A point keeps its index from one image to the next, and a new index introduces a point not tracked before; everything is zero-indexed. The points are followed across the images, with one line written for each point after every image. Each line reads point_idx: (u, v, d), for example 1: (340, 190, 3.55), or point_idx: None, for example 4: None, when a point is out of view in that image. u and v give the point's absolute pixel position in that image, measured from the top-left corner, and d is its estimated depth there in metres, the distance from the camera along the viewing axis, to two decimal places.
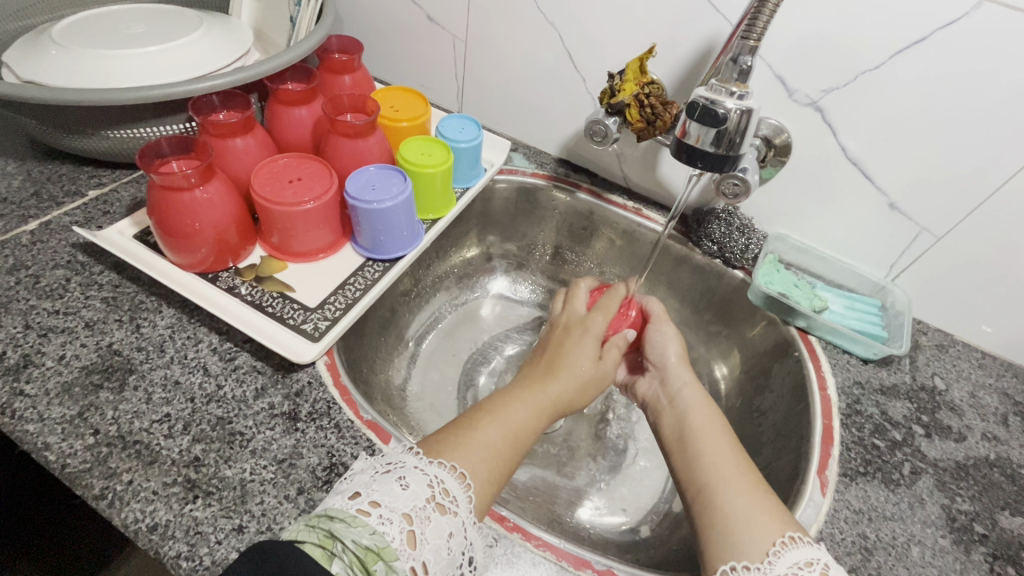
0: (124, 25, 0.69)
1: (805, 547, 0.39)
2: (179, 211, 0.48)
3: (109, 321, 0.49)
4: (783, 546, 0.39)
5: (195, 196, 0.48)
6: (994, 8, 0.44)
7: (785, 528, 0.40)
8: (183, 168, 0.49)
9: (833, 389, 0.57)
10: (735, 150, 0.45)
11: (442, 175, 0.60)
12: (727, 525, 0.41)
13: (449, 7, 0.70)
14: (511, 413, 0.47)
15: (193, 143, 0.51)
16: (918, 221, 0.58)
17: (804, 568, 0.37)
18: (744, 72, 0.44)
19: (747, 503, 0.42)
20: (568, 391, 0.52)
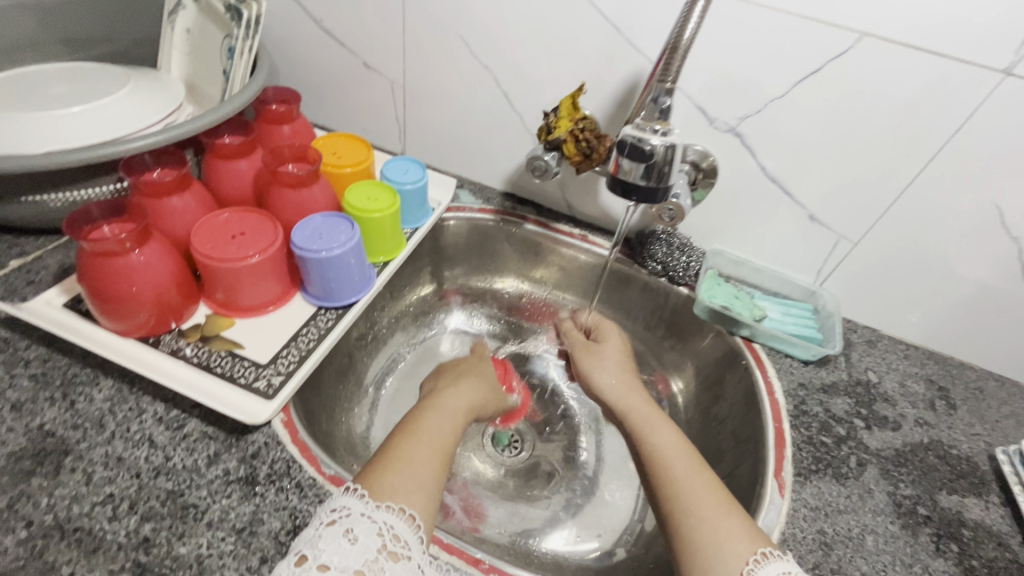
0: (44, 87, 0.67)
1: (780, 562, 0.40)
2: (114, 277, 0.46)
3: (38, 400, 0.46)
4: (756, 564, 0.40)
5: (131, 260, 0.46)
6: (874, 40, 0.50)
7: (758, 544, 0.41)
8: (117, 232, 0.48)
9: (781, 393, 0.60)
10: (665, 181, 0.47)
11: (390, 218, 0.61)
12: (708, 553, 0.41)
13: (386, 54, 0.72)
14: (426, 428, 0.47)
15: (126, 205, 0.49)
16: (835, 229, 0.63)
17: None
18: (664, 110, 0.46)
19: (720, 523, 0.43)
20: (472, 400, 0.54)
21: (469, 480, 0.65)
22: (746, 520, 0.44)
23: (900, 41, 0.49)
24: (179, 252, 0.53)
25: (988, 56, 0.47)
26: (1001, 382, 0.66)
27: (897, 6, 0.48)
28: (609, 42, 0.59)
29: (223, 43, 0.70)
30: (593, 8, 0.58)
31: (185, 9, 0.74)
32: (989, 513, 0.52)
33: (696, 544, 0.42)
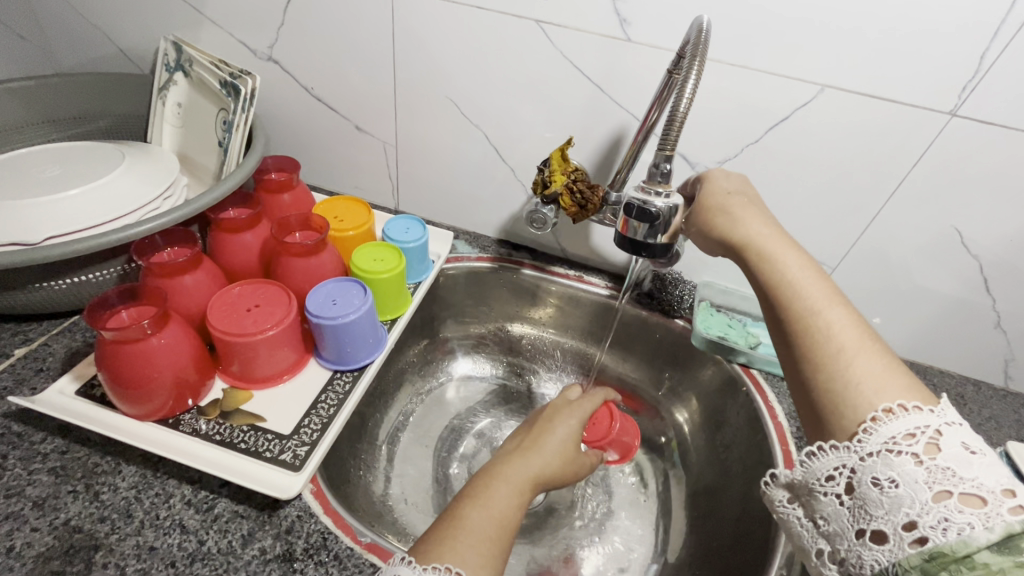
0: (38, 169, 0.67)
1: (916, 417, 0.35)
2: (135, 363, 0.46)
3: (61, 495, 0.45)
4: (875, 422, 0.36)
5: (152, 344, 0.47)
6: (834, 91, 0.55)
7: (893, 396, 0.36)
8: (135, 317, 0.48)
9: (783, 416, 0.63)
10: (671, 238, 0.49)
11: (398, 279, 0.62)
12: (849, 366, 0.38)
13: (377, 117, 0.74)
14: (495, 494, 0.47)
15: (141, 289, 0.49)
16: (815, 257, 0.68)
17: (905, 439, 0.34)
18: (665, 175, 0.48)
19: (864, 357, 0.38)
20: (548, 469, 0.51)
21: None
22: (894, 364, 0.38)
23: (857, 91, 0.55)
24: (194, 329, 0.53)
25: (936, 101, 0.53)
26: (978, 387, 0.71)
27: (852, 61, 0.53)
28: (593, 100, 0.63)
29: (217, 117, 0.72)
30: (576, 70, 0.61)
31: (177, 85, 0.76)
32: None
33: (839, 353, 0.39)
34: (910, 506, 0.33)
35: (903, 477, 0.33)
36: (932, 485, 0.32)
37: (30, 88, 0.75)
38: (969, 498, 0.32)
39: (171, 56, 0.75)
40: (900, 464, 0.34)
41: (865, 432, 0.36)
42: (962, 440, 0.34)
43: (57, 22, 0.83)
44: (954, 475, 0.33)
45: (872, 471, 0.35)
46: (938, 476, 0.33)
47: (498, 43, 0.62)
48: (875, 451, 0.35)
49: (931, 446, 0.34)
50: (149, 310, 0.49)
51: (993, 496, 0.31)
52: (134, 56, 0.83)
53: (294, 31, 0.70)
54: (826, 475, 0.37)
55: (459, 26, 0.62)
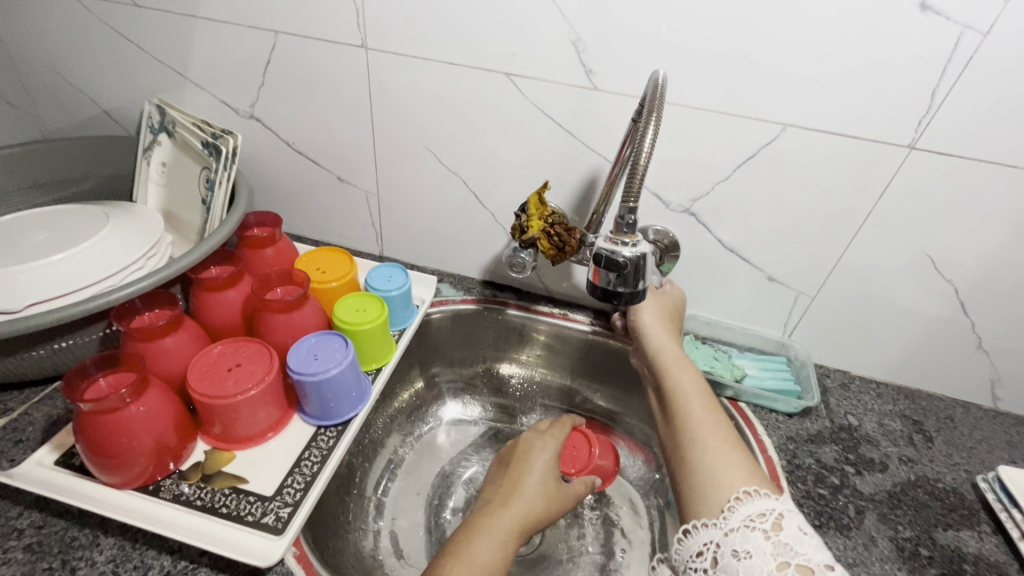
0: (24, 235, 0.68)
1: (765, 499, 0.43)
2: (114, 432, 0.46)
3: (37, 573, 0.44)
4: (737, 502, 0.44)
5: (131, 412, 0.46)
6: (796, 129, 0.57)
7: (745, 485, 0.45)
8: (115, 385, 0.48)
9: (773, 449, 0.62)
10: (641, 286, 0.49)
11: (381, 329, 0.63)
12: (699, 460, 0.49)
13: (358, 168, 0.76)
14: (476, 548, 0.47)
15: (121, 355, 0.50)
16: (793, 287, 0.68)
17: (756, 518, 0.42)
18: (631, 226, 0.48)
19: (715, 455, 0.48)
20: (534, 506, 0.53)
21: None
22: (750, 461, 0.48)
23: (818, 128, 0.56)
24: (175, 392, 0.53)
25: (893, 135, 0.55)
26: (967, 409, 0.71)
27: (811, 101, 0.55)
28: (564, 146, 0.65)
29: (200, 175, 0.73)
30: (548, 119, 0.63)
31: (161, 145, 0.78)
32: (984, 544, 0.55)
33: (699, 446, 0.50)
34: (760, 573, 0.39)
35: (756, 549, 0.40)
36: (775, 557, 0.39)
37: (13, 155, 0.77)
38: (803, 567, 0.39)
39: (155, 118, 0.77)
40: (753, 539, 0.41)
41: (729, 510, 0.44)
42: (799, 524, 0.41)
43: (43, 89, 0.85)
44: (793, 549, 0.40)
45: (732, 543, 0.42)
46: (781, 549, 0.40)
47: (470, 95, 0.64)
48: (734, 526, 0.42)
49: (776, 525, 0.42)
50: (128, 376, 0.49)
51: (819, 569, 0.38)
52: (118, 117, 0.85)
53: (274, 91, 0.72)
54: (699, 550, 0.44)
55: (432, 81, 0.65)
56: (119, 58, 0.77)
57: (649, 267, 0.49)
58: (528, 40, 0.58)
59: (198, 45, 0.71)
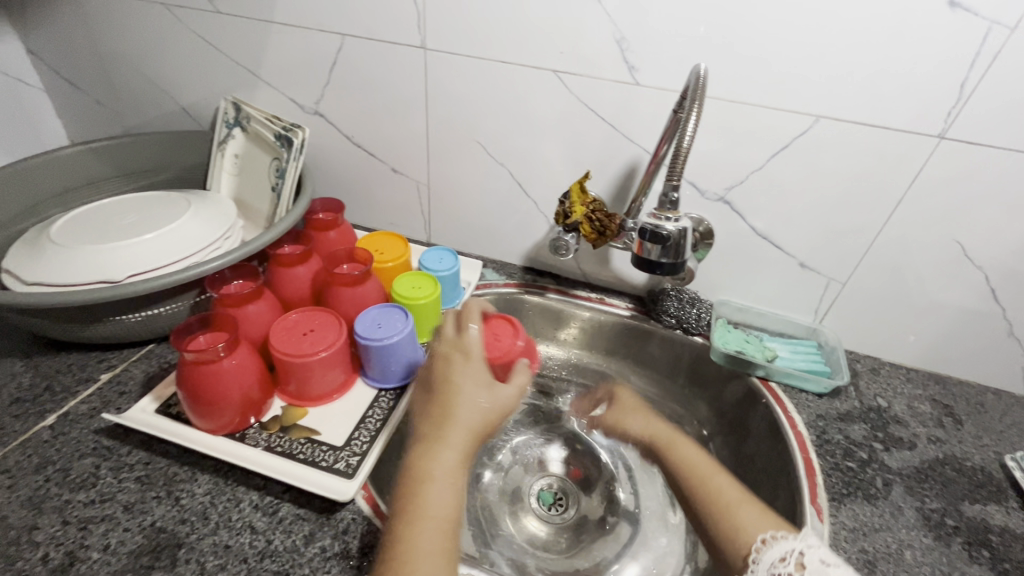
0: (117, 218, 0.75)
1: (783, 542, 0.45)
2: (211, 381, 0.53)
3: (147, 500, 0.51)
4: (760, 553, 0.45)
5: (225, 365, 0.53)
6: (828, 120, 0.60)
7: (763, 531, 0.47)
8: (211, 342, 0.55)
9: (803, 425, 0.65)
10: (681, 255, 0.54)
11: (435, 303, 0.68)
12: (717, 514, 0.51)
13: (411, 160, 0.82)
14: (431, 482, 0.43)
15: (215, 317, 0.56)
16: (825, 273, 0.71)
17: (780, 564, 0.43)
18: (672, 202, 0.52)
19: (731, 506, 0.51)
20: (473, 422, 0.47)
21: (523, 543, 0.70)
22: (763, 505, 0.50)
23: (849, 120, 0.60)
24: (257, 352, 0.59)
25: (923, 126, 0.58)
26: (998, 396, 0.72)
27: (843, 94, 0.58)
28: (606, 138, 0.70)
29: (271, 165, 0.80)
30: (592, 113, 0.68)
31: (235, 139, 0.85)
32: (1011, 518, 0.57)
33: (712, 502, 0.52)
34: None
35: None
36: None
37: (107, 147, 0.86)
38: None
39: (229, 114, 0.85)
40: None
41: (754, 563, 0.45)
42: (820, 556, 0.43)
43: (128, 87, 0.94)
44: None
45: None
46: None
47: (519, 92, 0.70)
48: None
49: (799, 565, 0.43)
50: (222, 335, 0.56)
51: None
52: (194, 113, 0.93)
53: (338, 89, 0.79)
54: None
55: (484, 79, 0.70)
56: (200, 59, 0.85)
57: (689, 242, 0.54)
58: (575, 40, 0.64)
59: (271, 47, 0.79)
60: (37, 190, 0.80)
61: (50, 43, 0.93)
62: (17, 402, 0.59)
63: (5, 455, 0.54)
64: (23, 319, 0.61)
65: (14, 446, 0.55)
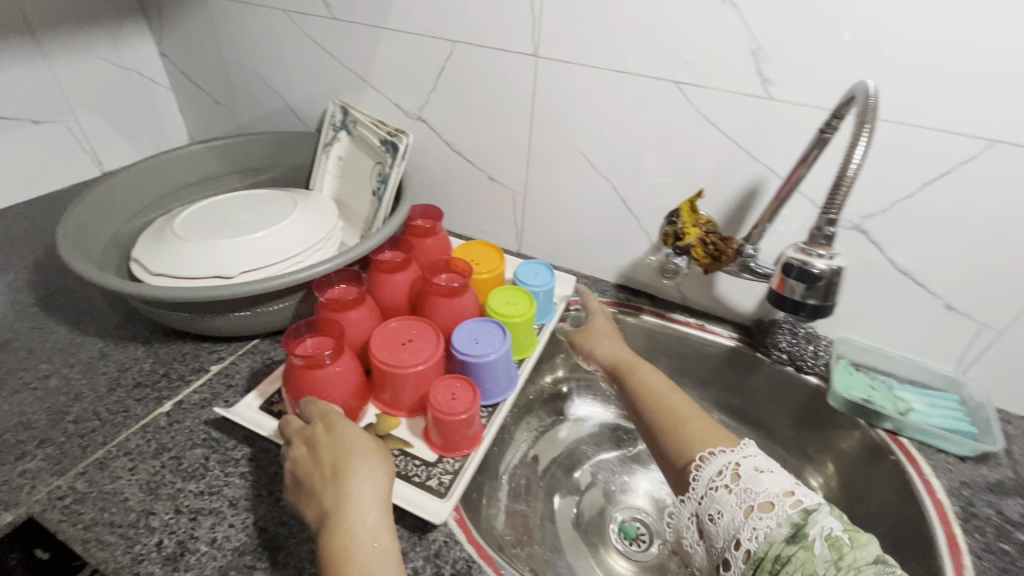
0: (231, 214, 0.78)
1: (721, 457, 0.48)
2: (316, 386, 0.53)
3: (250, 497, 0.52)
4: (702, 463, 0.49)
5: (330, 370, 0.54)
6: (1004, 146, 0.52)
7: (710, 446, 0.50)
8: (317, 347, 0.56)
9: (943, 492, 0.57)
10: (830, 300, 0.51)
11: (530, 321, 0.66)
12: (674, 427, 0.54)
13: (509, 168, 0.80)
14: (357, 532, 0.44)
15: (321, 321, 0.57)
16: (977, 318, 0.62)
17: (716, 476, 0.47)
18: (829, 238, 0.50)
19: (685, 422, 0.54)
20: (375, 468, 0.48)
21: None
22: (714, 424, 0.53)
23: None
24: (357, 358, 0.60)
25: None
26: None
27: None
28: (727, 155, 0.64)
29: (374, 169, 0.81)
30: (713, 127, 0.63)
31: (340, 141, 0.87)
32: None
33: (669, 417, 0.55)
34: (731, 527, 0.44)
35: (724, 507, 0.46)
36: (741, 506, 0.44)
37: (226, 147, 0.91)
38: (764, 505, 0.43)
39: (337, 117, 0.87)
40: (720, 497, 0.46)
41: (695, 474, 0.49)
42: (755, 465, 0.46)
43: (242, 87, 0.98)
44: (752, 491, 0.45)
45: (706, 508, 0.47)
46: (745, 496, 0.45)
47: (634, 102, 0.66)
48: (700, 491, 0.48)
49: (734, 476, 0.47)
50: (327, 341, 0.56)
51: (777, 499, 0.43)
52: (300, 112, 0.96)
53: (443, 94, 0.78)
54: (686, 523, 0.50)
55: (596, 88, 0.67)
56: (311, 62, 0.88)
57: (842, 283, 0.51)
58: (703, 49, 0.59)
59: (382, 52, 0.80)
60: (163, 184, 0.86)
61: (180, 43, 0.99)
62: (138, 385, 0.63)
63: (128, 437, 0.57)
64: (148, 308, 0.64)
65: (136, 429, 0.58)
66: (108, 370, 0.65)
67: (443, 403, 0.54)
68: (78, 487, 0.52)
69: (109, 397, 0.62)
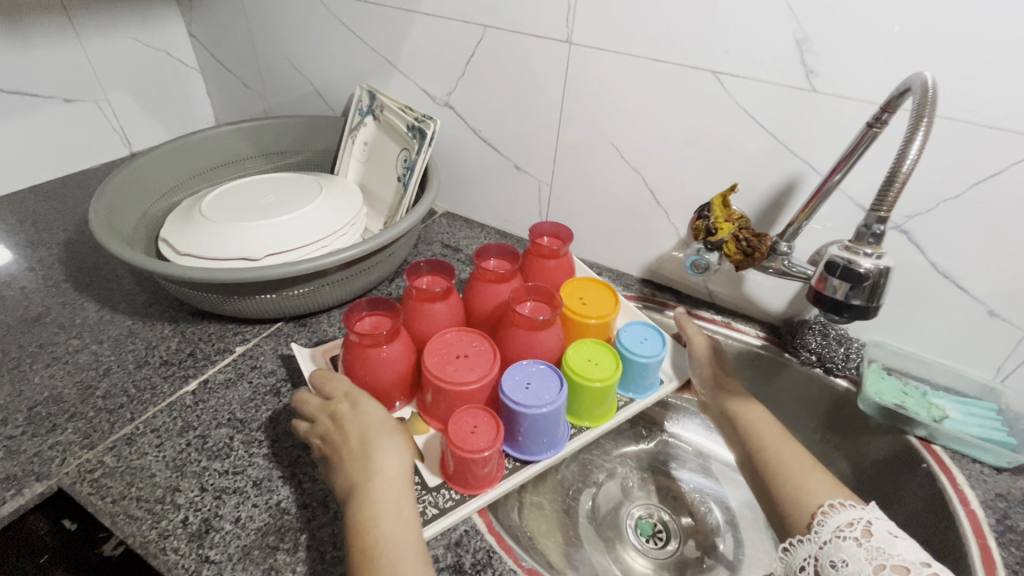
0: (258, 196, 0.78)
1: (850, 510, 0.46)
2: (364, 363, 0.54)
3: (274, 478, 0.53)
4: (824, 515, 0.47)
5: (378, 353, 0.54)
6: None
7: (832, 499, 0.49)
8: (375, 326, 0.56)
9: (977, 504, 0.55)
10: (875, 300, 0.50)
11: (607, 389, 0.57)
12: (796, 479, 0.52)
13: (536, 157, 0.79)
14: (381, 503, 0.45)
15: (389, 304, 0.58)
16: (1020, 325, 0.59)
17: (845, 528, 0.45)
18: (879, 236, 0.48)
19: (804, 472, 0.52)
20: (398, 444, 0.49)
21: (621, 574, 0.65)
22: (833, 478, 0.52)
23: None
24: (416, 350, 0.59)
25: None
26: None
27: None
28: (764, 149, 0.62)
29: (400, 155, 0.81)
30: (751, 121, 0.61)
31: (366, 126, 0.87)
32: None
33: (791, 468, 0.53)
34: None
35: (850, 557, 0.44)
36: (871, 561, 0.43)
37: (252, 128, 0.90)
38: (898, 568, 0.42)
39: (364, 102, 0.86)
40: (847, 547, 0.44)
41: (818, 524, 0.47)
42: (888, 527, 0.45)
43: (270, 70, 0.98)
44: (884, 552, 0.43)
45: (829, 555, 0.45)
46: (875, 552, 0.43)
47: (668, 92, 0.64)
48: (828, 539, 0.46)
49: (865, 531, 0.45)
50: (385, 321, 0.57)
51: (914, 566, 0.41)
52: (326, 97, 0.95)
53: (473, 81, 0.77)
54: (798, 567, 0.47)
55: (630, 78, 0.65)
56: (340, 45, 0.87)
57: (888, 283, 0.49)
58: (743, 36, 0.57)
59: (412, 36, 0.79)
60: (190, 166, 0.86)
61: (210, 25, 0.99)
62: (165, 363, 0.64)
63: (155, 414, 0.58)
64: (175, 287, 0.65)
65: (163, 406, 0.59)
66: (135, 347, 0.66)
67: (461, 433, 0.50)
68: (106, 461, 0.53)
69: (137, 373, 0.62)
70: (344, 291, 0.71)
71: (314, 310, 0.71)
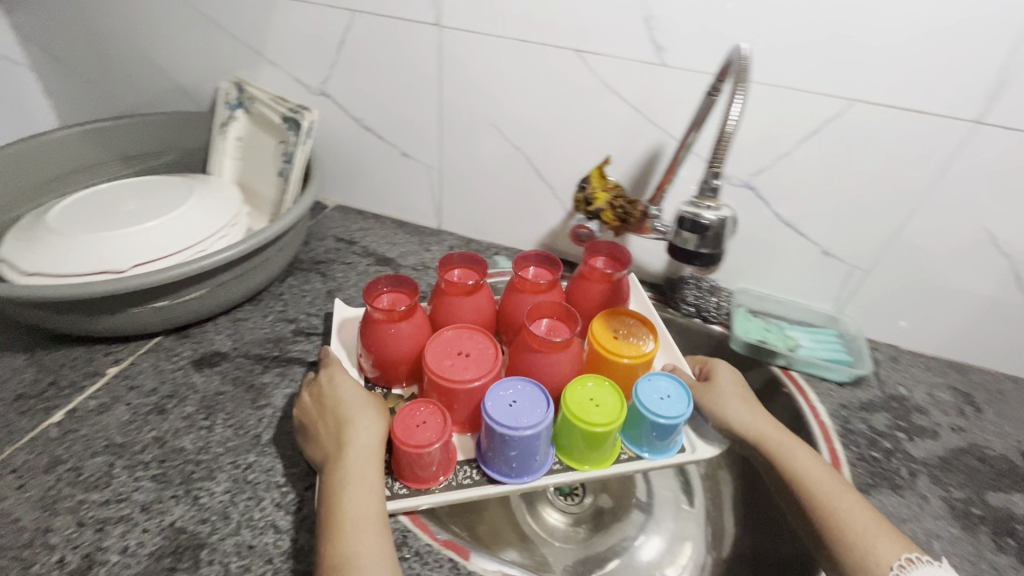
0: (117, 203, 0.71)
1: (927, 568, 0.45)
2: (371, 332, 0.56)
3: (165, 499, 0.49)
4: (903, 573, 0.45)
5: (383, 327, 0.55)
6: (862, 105, 0.59)
7: (905, 554, 0.47)
8: (390, 303, 0.58)
9: (826, 415, 0.65)
10: (719, 248, 0.56)
11: (605, 436, 0.52)
12: (861, 539, 0.47)
13: (423, 142, 0.78)
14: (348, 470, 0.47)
15: (410, 287, 0.59)
16: (848, 261, 0.70)
17: None
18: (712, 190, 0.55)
19: (862, 526, 0.48)
20: (370, 417, 0.52)
21: (544, 534, 0.69)
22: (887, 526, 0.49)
23: (883, 103, 0.58)
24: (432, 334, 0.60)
25: (959, 109, 0.56)
26: (1016, 382, 0.72)
27: (880, 77, 0.57)
28: (630, 120, 0.67)
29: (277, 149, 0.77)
30: (616, 95, 0.65)
31: (237, 122, 0.82)
32: None
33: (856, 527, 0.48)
34: None
35: None
36: None
37: (104, 129, 0.81)
38: None
39: (232, 96, 0.82)
40: None
41: None
42: None
43: (119, 64, 0.88)
44: None
45: None
46: None
47: (539, 71, 0.67)
48: None
49: None
50: (404, 299, 0.58)
51: None
52: (191, 92, 0.88)
53: (348, 66, 0.75)
54: None
55: (503, 59, 0.67)
56: (198, 34, 0.81)
57: (728, 231, 0.56)
58: (599, 17, 0.61)
59: (278, 24, 0.75)
60: (30, 176, 0.76)
61: (37, 15, 0.87)
62: (20, 398, 0.57)
63: (13, 454, 0.52)
64: (21, 312, 0.58)
65: (21, 444, 0.53)
66: None
67: (406, 426, 0.49)
68: None
69: None
70: (233, 294, 0.67)
71: (198, 319, 0.66)
